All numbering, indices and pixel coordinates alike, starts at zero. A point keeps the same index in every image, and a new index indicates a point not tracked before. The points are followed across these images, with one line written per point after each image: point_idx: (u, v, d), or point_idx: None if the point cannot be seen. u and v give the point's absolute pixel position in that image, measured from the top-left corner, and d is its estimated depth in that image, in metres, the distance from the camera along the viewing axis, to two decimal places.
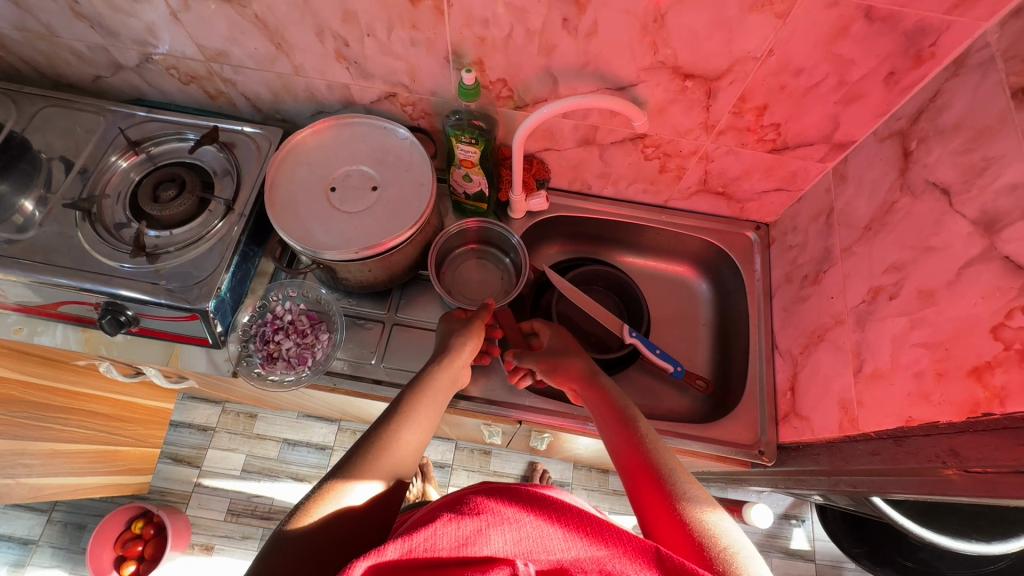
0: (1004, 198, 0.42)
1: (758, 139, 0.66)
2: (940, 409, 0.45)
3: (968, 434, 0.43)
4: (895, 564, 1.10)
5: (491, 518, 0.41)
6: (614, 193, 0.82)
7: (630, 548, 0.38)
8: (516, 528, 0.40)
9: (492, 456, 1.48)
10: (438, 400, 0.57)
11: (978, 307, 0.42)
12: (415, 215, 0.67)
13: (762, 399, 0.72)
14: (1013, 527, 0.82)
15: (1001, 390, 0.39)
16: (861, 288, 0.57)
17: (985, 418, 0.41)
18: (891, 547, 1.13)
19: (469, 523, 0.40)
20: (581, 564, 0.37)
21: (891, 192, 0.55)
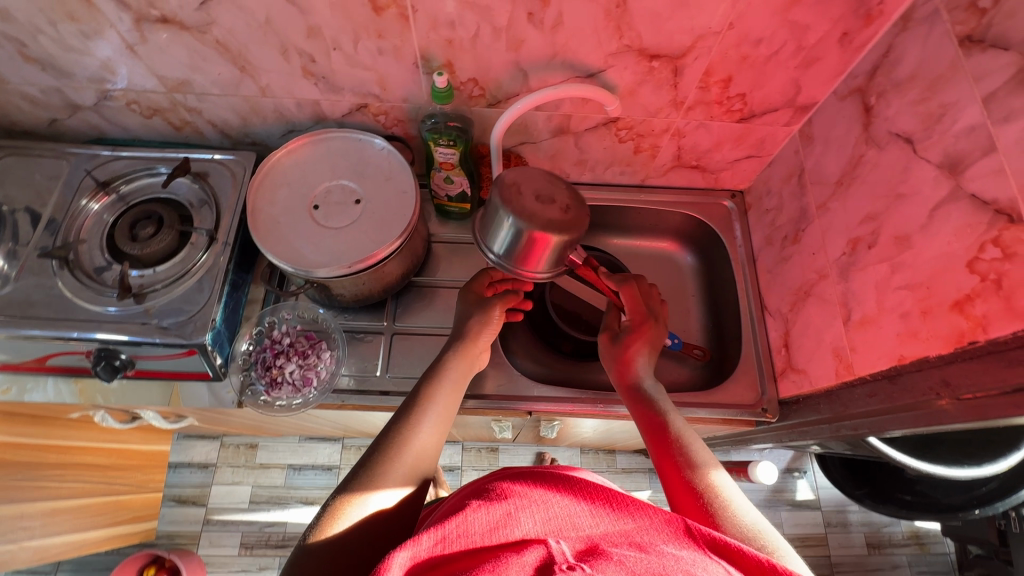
0: (964, 140, 0.44)
1: (726, 110, 0.68)
2: (928, 344, 0.48)
3: (957, 364, 0.45)
4: (895, 500, 1.16)
5: (520, 503, 0.42)
6: (593, 178, 0.83)
7: (659, 522, 0.39)
8: (544, 510, 0.41)
9: (500, 453, 1.49)
10: (455, 392, 0.58)
11: (953, 244, 0.45)
12: (403, 223, 0.67)
13: (758, 359, 0.74)
14: (998, 449, 0.87)
15: (983, 319, 0.42)
16: (839, 241, 0.60)
17: (971, 346, 0.44)
18: (890, 485, 1.19)
19: (500, 507, 0.41)
20: (611, 536, 0.38)
21: (857, 147, 0.58)
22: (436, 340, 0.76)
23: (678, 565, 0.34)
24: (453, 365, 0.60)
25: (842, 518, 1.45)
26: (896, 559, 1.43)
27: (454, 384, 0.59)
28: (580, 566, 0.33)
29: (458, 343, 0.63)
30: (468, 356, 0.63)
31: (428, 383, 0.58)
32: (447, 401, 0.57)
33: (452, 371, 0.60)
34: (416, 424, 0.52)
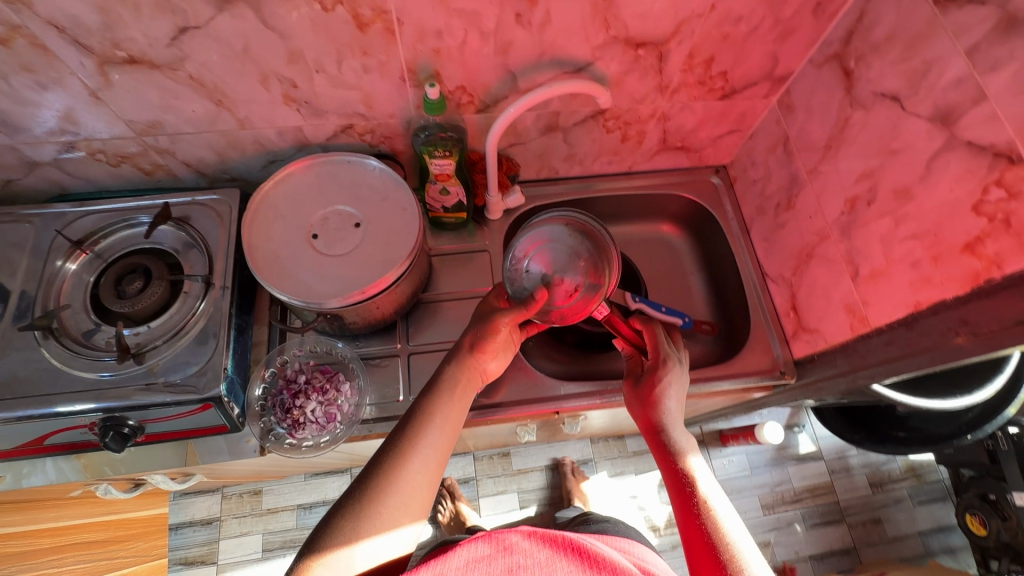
0: (953, 92, 0.47)
1: (708, 89, 0.69)
2: (944, 288, 0.50)
3: (974, 302, 0.48)
4: (892, 439, 1.23)
5: None
6: (582, 171, 0.84)
7: None
8: None
9: (512, 456, 1.48)
10: (457, 411, 0.57)
11: (956, 191, 0.48)
12: (408, 243, 0.65)
13: (768, 325, 0.77)
14: (982, 375, 0.94)
15: (996, 257, 0.45)
16: (836, 201, 0.63)
17: (987, 284, 0.46)
18: (884, 424, 1.26)
19: None
20: None
21: (842, 110, 0.60)
22: None
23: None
24: (459, 399, 0.58)
25: (844, 463, 1.52)
26: (898, 493, 1.51)
27: (455, 413, 0.57)
28: None
29: (457, 357, 0.61)
30: (468, 375, 0.61)
31: (434, 403, 0.56)
32: (448, 435, 0.55)
33: (450, 388, 0.58)
34: (415, 453, 0.51)
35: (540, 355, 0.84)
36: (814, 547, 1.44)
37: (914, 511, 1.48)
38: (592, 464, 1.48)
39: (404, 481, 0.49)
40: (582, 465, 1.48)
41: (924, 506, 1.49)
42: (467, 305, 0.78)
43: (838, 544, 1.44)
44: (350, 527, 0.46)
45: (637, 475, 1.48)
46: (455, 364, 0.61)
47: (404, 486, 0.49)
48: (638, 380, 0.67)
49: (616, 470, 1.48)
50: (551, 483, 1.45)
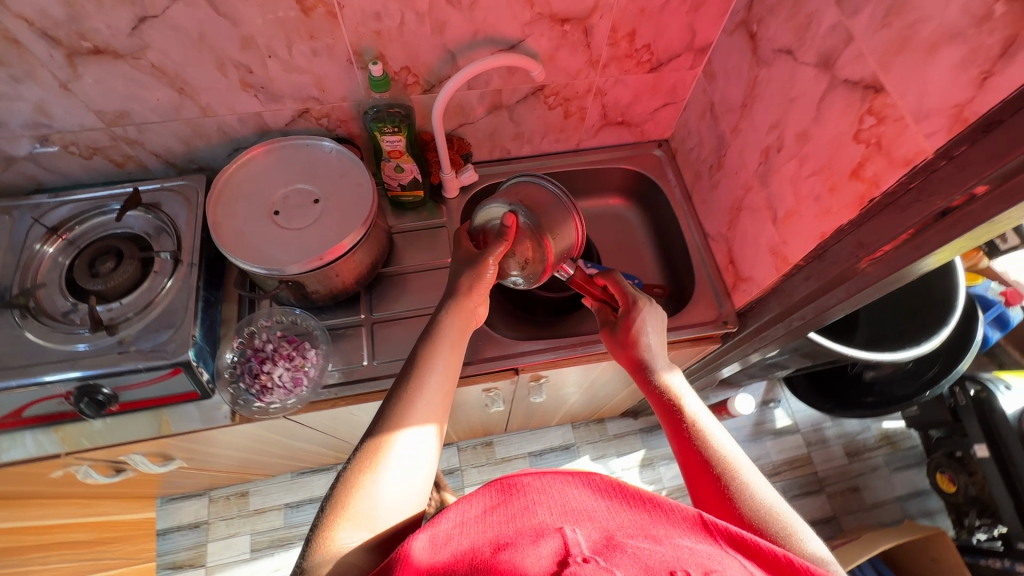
0: (829, 38, 0.53)
1: (637, 63, 0.76)
2: (840, 215, 0.56)
3: (865, 223, 0.53)
4: (861, 404, 1.30)
5: (535, 495, 0.44)
6: (532, 149, 0.90)
7: (678, 522, 0.41)
8: (561, 501, 0.43)
9: (495, 446, 1.51)
10: (454, 358, 0.61)
11: (840, 125, 0.53)
12: (363, 213, 0.70)
13: (711, 280, 0.82)
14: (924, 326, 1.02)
15: (875, 178, 0.50)
16: (754, 154, 0.69)
17: (871, 204, 0.52)
18: (851, 390, 1.34)
19: (516, 502, 0.44)
20: (625, 529, 0.40)
21: (751, 70, 0.66)
22: (416, 321, 0.79)
23: (693, 560, 0.36)
24: (449, 348, 0.61)
25: (820, 435, 1.56)
26: (874, 460, 1.55)
27: (449, 364, 0.60)
28: (593, 557, 0.35)
29: (449, 314, 0.65)
30: (462, 325, 0.64)
31: (431, 351, 0.60)
32: (444, 379, 0.58)
33: (442, 344, 0.61)
34: (418, 395, 0.55)
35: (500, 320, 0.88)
36: None
37: (890, 477, 1.52)
38: (574, 449, 1.51)
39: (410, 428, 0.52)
40: (565, 450, 1.51)
41: (900, 472, 1.52)
42: (428, 278, 0.83)
43: (819, 513, 1.47)
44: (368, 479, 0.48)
45: (619, 457, 1.51)
46: (452, 314, 0.64)
47: (410, 433, 0.52)
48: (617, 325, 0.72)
49: (598, 454, 1.51)
50: (535, 469, 1.48)
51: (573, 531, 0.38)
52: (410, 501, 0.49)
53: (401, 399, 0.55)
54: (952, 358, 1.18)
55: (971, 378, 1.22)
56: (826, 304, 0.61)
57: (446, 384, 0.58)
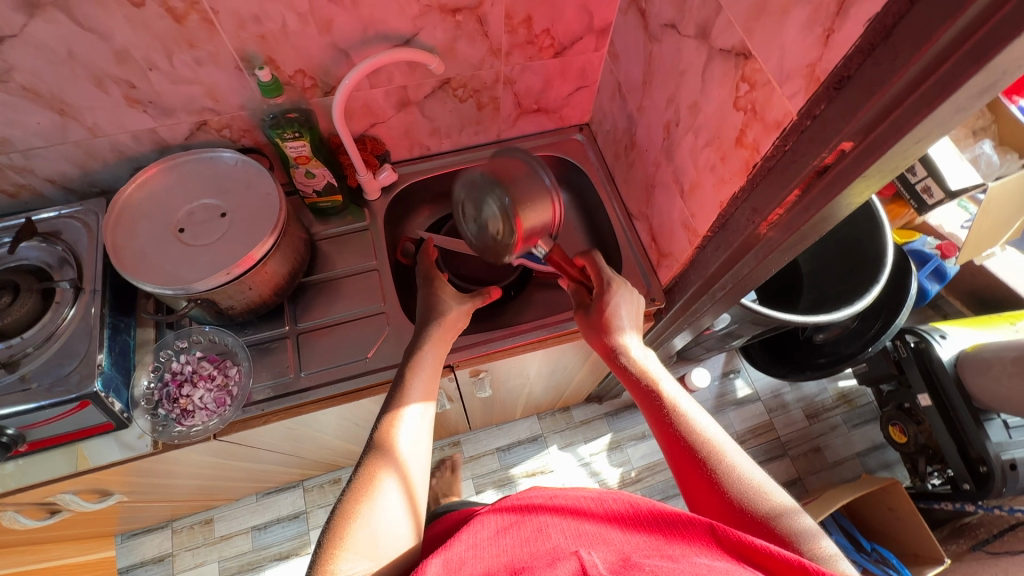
0: (703, 9, 0.53)
1: (540, 49, 0.76)
2: (733, 183, 0.56)
3: (755, 189, 0.54)
4: (813, 364, 1.32)
5: (548, 520, 0.46)
6: (452, 144, 0.89)
7: (686, 533, 0.42)
8: (572, 526, 0.45)
9: (463, 444, 1.50)
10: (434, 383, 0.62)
11: (722, 94, 0.54)
12: (271, 222, 0.68)
13: (637, 259, 0.83)
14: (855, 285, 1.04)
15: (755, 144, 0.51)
16: (658, 130, 0.69)
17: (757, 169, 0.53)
18: (803, 354, 1.36)
19: (528, 527, 0.46)
20: (638, 548, 0.41)
21: (645, 47, 0.67)
22: (343, 328, 0.77)
23: (710, 574, 0.36)
24: (431, 383, 0.62)
25: (780, 401, 1.60)
26: (833, 420, 1.59)
27: (429, 394, 0.61)
28: None
29: (426, 343, 0.66)
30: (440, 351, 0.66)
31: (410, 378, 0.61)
32: (426, 411, 0.60)
33: (419, 375, 0.62)
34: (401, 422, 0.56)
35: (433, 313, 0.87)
36: None
37: (849, 434, 1.56)
38: (542, 440, 1.52)
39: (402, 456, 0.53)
40: (533, 442, 1.51)
41: (858, 429, 1.57)
42: (353, 283, 0.81)
43: (784, 477, 1.51)
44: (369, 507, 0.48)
45: (586, 443, 1.52)
46: (431, 344, 0.66)
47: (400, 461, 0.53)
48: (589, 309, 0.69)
49: (566, 442, 1.51)
50: (504, 464, 1.48)
51: (589, 553, 0.40)
52: (406, 531, 0.49)
53: (387, 431, 0.56)
54: (890, 313, 1.20)
55: (913, 331, 1.25)
56: (735, 272, 0.62)
57: (428, 418, 0.60)
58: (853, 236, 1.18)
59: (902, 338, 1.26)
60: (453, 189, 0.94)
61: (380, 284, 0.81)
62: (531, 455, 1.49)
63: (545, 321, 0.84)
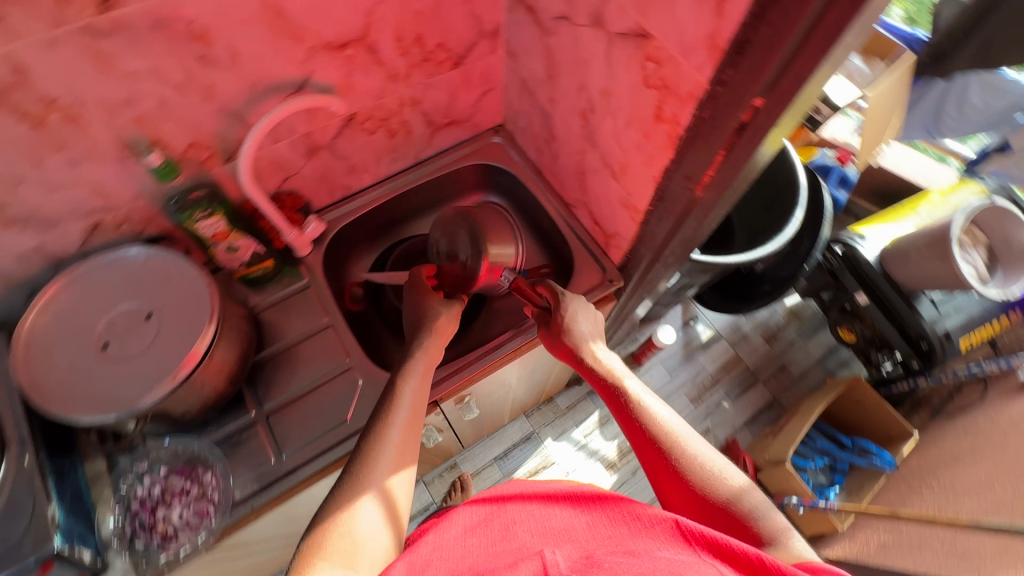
0: None
1: (438, 63, 0.74)
2: (662, 156, 0.58)
3: (684, 157, 0.56)
4: (763, 293, 1.42)
5: (524, 525, 0.48)
6: (372, 176, 0.86)
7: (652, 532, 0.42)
8: (544, 527, 0.46)
9: (461, 464, 1.49)
10: (416, 409, 0.58)
11: (631, 75, 0.55)
12: (205, 312, 0.63)
13: (586, 245, 0.84)
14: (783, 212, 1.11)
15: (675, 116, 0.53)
16: (575, 118, 0.70)
17: (682, 139, 0.54)
18: (751, 286, 1.46)
19: (500, 534, 0.47)
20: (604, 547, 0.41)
21: (543, 41, 0.67)
22: (312, 397, 0.73)
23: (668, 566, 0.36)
24: (417, 393, 0.60)
25: (740, 333, 1.70)
26: (789, 336, 1.71)
27: (417, 400, 0.59)
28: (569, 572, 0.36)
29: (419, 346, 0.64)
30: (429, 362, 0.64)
31: (390, 393, 0.59)
32: (413, 422, 0.57)
33: (410, 382, 0.60)
34: (376, 438, 0.54)
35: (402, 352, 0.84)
36: (745, 414, 1.59)
37: (806, 345, 1.69)
38: (536, 436, 1.52)
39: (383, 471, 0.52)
40: (528, 441, 1.52)
41: (813, 338, 1.70)
42: (312, 346, 0.77)
43: (762, 401, 1.61)
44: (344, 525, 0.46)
45: (579, 426, 1.54)
46: (423, 350, 0.65)
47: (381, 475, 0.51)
48: (546, 315, 0.70)
49: (559, 431, 1.53)
50: (506, 471, 1.47)
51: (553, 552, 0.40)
52: (380, 555, 0.47)
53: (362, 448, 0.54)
54: (814, 229, 1.30)
55: (839, 241, 1.36)
56: (684, 237, 0.64)
57: (414, 428, 0.57)
58: (768, 169, 1.28)
59: (831, 248, 1.37)
60: (390, 221, 0.91)
61: (339, 339, 0.77)
62: (530, 454, 1.49)
63: (516, 329, 0.84)
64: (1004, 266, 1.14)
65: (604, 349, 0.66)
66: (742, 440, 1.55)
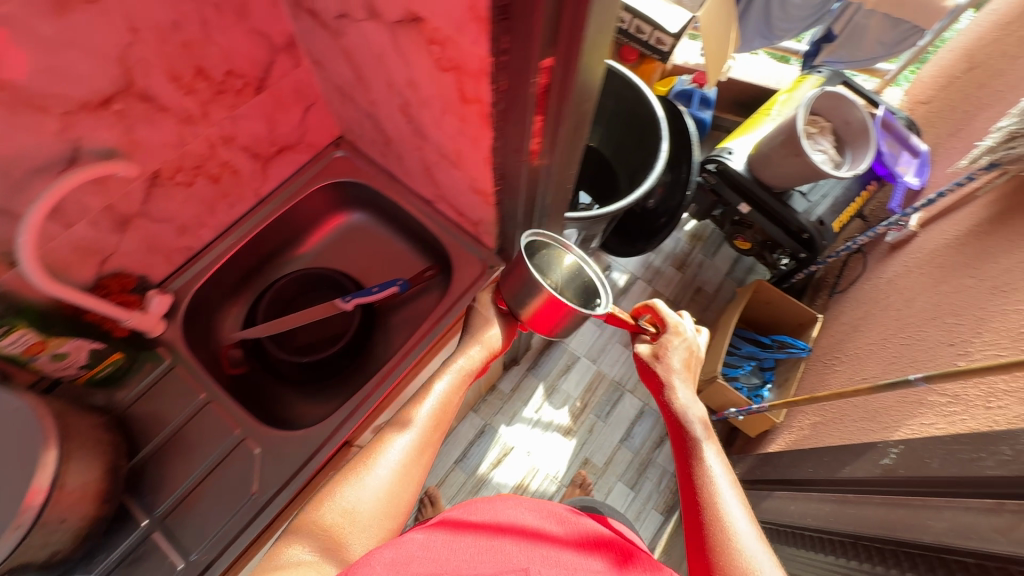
0: None
1: (238, 92, 0.67)
2: (483, 136, 0.56)
3: (503, 132, 0.54)
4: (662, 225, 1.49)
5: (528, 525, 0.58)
6: (212, 228, 0.78)
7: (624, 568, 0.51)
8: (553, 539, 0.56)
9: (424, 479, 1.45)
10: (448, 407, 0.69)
11: (423, 62, 0.52)
12: (41, 435, 0.55)
13: (458, 238, 0.81)
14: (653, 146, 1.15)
15: (476, 95, 0.50)
16: (399, 116, 0.66)
17: (493, 115, 0.52)
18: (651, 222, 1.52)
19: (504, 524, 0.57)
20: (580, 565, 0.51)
21: (336, 44, 0.62)
22: (208, 483, 0.67)
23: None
24: (446, 409, 0.68)
25: (652, 269, 1.76)
26: (697, 259, 1.80)
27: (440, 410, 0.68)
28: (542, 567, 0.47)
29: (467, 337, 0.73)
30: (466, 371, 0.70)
31: (434, 390, 0.69)
32: (435, 424, 0.67)
33: (438, 392, 0.69)
34: (403, 437, 0.65)
35: (301, 401, 0.79)
36: None
37: (714, 263, 1.78)
38: (490, 427, 1.52)
39: (386, 478, 0.62)
40: (483, 434, 1.51)
41: (717, 255, 1.79)
42: (200, 427, 0.70)
43: None
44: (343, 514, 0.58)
45: (527, 404, 1.55)
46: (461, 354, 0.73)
47: (383, 476, 0.61)
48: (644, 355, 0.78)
49: (511, 415, 1.53)
50: (470, 470, 1.46)
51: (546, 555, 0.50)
52: (370, 525, 0.59)
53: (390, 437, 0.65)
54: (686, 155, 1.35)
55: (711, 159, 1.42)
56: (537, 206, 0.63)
57: (430, 447, 0.66)
58: (631, 109, 1.32)
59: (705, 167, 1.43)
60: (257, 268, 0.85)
61: (223, 412, 0.71)
62: (489, 446, 1.49)
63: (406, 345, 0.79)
64: (849, 145, 1.24)
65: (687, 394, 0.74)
66: None
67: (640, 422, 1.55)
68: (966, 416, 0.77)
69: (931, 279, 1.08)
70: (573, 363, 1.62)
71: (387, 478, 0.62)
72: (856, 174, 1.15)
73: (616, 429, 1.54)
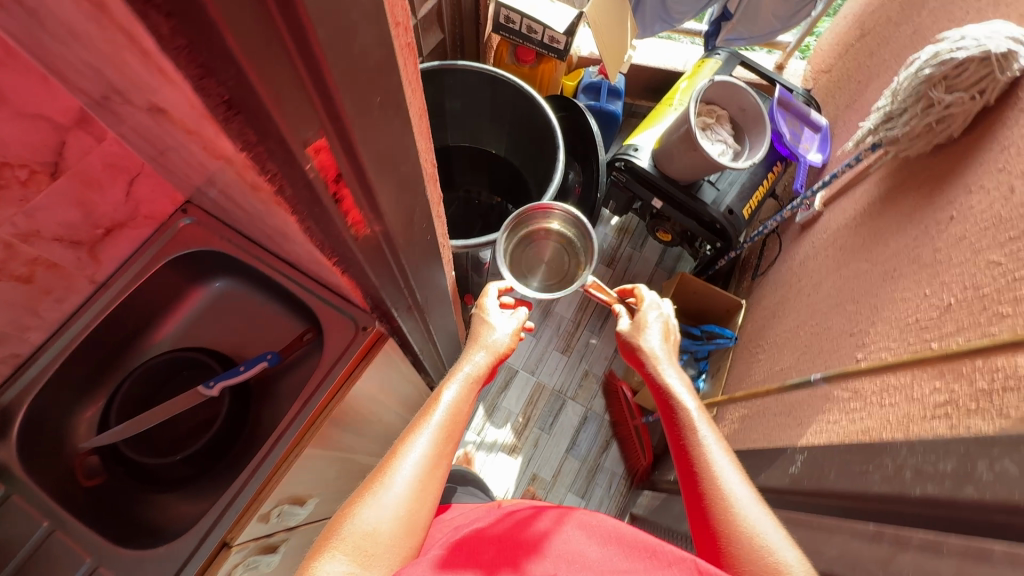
0: (93, 71, 0.42)
1: (24, 183, 0.58)
2: (291, 216, 0.49)
3: (308, 211, 0.48)
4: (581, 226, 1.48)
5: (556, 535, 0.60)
6: (38, 330, 0.69)
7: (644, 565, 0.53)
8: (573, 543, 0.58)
9: None
10: (456, 417, 0.78)
11: (197, 146, 0.44)
12: None
13: (326, 300, 0.76)
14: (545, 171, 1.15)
15: (260, 181, 0.44)
16: (215, 189, 0.58)
17: (287, 198, 0.46)
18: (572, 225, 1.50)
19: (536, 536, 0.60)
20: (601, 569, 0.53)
21: (119, 120, 0.53)
22: None
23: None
24: (452, 419, 0.77)
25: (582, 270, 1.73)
26: (626, 253, 1.78)
27: (444, 427, 0.76)
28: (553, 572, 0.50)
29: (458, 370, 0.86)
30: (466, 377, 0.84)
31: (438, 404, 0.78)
32: (443, 434, 0.74)
33: (441, 416, 0.77)
34: (416, 447, 0.72)
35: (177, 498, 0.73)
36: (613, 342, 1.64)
37: (643, 254, 1.76)
38: None
39: (399, 487, 0.66)
40: None
41: (646, 246, 1.78)
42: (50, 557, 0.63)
43: None
44: (367, 526, 0.62)
45: (468, 428, 1.52)
46: (456, 384, 0.83)
47: (395, 491, 0.66)
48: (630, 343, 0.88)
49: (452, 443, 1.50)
50: None
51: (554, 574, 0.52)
52: (389, 531, 0.63)
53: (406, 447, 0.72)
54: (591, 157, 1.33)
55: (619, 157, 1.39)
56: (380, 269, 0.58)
57: (442, 461, 0.72)
58: (530, 118, 1.28)
59: (615, 165, 1.41)
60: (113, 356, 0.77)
61: (69, 542, 0.64)
62: None
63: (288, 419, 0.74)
64: (747, 132, 1.22)
65: (670, 370, 0.81)
66: (619, 366, 1.61)
67: (585, 428, 1.53)
68: (863, 413, 0.76)
69: (835, 262, 1.08)
70: (511, 378, 1.59)
71: (399, 489, 0.66)
72: (754, 163, 1.14)
73: (562, 439, 1.52)
